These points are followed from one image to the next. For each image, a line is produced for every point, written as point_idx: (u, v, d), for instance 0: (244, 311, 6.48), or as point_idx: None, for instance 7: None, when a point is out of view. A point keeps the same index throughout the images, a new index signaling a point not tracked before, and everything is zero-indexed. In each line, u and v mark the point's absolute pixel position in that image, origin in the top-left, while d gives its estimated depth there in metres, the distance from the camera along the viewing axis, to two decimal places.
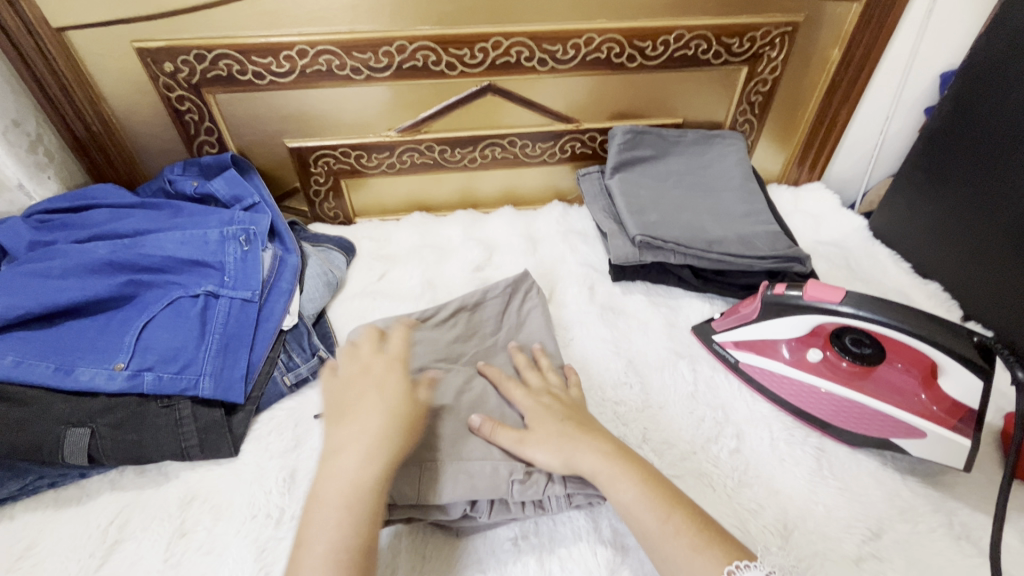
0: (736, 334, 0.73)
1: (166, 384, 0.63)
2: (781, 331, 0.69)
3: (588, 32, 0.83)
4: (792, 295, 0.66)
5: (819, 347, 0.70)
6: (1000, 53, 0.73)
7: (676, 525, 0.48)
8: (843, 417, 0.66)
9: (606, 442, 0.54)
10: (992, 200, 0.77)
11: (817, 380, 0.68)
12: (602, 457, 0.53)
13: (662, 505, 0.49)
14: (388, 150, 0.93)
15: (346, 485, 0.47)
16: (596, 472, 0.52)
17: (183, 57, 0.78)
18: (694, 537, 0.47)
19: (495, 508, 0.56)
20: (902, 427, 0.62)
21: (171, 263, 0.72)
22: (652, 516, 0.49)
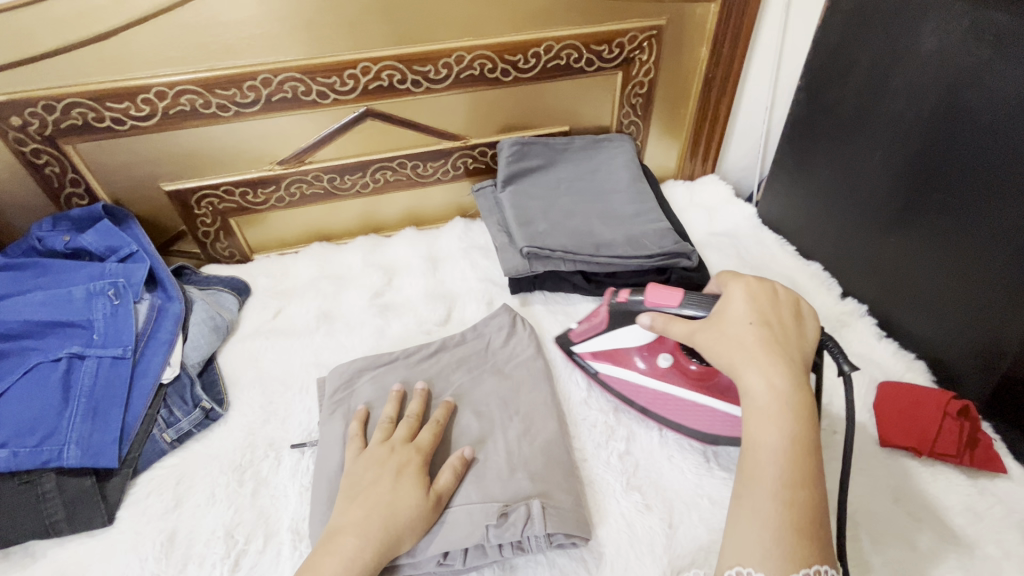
0: (594, 344, 0.71)
1: (24, 460, 0.60)
2: (631, 338, 0.68)
3: (456, 51, 0.83)
4: (635, 300, 0.65)
5: (669, 351, 0.67)
6: (835, 43, 0.77)
7: (798, 497, 0.43)
8: (695, 419, 0.65)
9: (779, 375, 0.48)
10: (851, 179, 0.80)
11: (672, 387, 0.67)
12: (779, 389, 0.48)
13: (801, 467, 0.44)
14: (274, 184, 0.91)
15: (340, 564, 0.48)
16: (765, 395, 0.47)
17: (30, 109, 0.75)
18: (804, 516, 0.42)
19: (470, 554, 0.55)
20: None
21: (30, 328, 0.68)
22: (787, 463, 0.44)
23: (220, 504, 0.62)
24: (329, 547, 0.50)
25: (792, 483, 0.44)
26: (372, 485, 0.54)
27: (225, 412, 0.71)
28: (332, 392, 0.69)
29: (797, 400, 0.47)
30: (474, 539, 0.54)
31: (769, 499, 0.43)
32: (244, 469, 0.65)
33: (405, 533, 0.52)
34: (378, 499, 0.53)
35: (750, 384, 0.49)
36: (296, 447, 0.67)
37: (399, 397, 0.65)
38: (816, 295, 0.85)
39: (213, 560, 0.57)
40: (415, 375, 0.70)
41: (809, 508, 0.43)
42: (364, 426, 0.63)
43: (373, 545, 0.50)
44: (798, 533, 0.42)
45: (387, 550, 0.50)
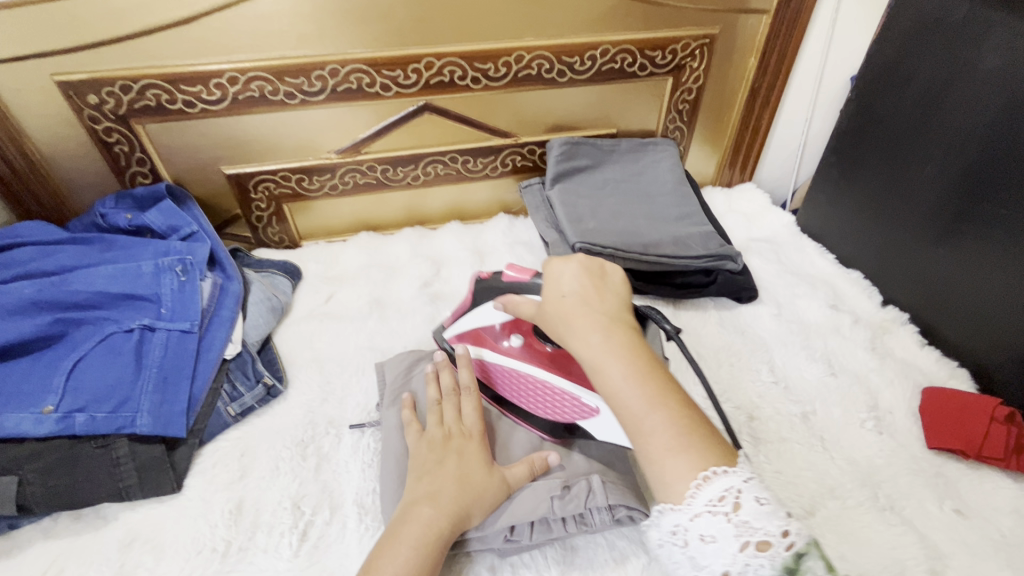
0: (460, 328, 0.68)
1: (101, 424, 0.62)
2: (491, 316, 0.65)
3: (517, 50, 0.86)
4: (495, 278, 0.65)
5: (521, 333, 0.64)
6: (892, 56, 0.79)
7: (660, 421, 0.45)
8: (534, 402, 0.64)
9: (595, 330, 0.50)
10: (899, 188, 0.83)
11: (518, 366, 0.64)
12: (601, 341, 0.49)
13: (653, 393, 0.47)
14: (329, 172, 0.93)
15: (417, 531, 0.50)
16: (594, 354, 0.49)
17: (108, 89, 0.77)
18: (672, 436, 0.45)
19: (535, 529, 0.57)
20: (582, 408, 0.60)
21: (103, 299, 0.70)
22: (637, 397, 0.46)
23: (285, 477, 0.63)
24: (406, 516, 0.51)
25: (655, 408, 0.46)
26: (439, 466, 0.56)
27: (285, 389, 0.73)
28: (393, 377, 0.70)
29: (616, 345, 0.49)
30: (541, 512, 0.55)
31: (641, 434, 0.46)
32: (306, 445, 0.67)
33: (473, 508, 0.53)
34: (448, 477, 0.54)
35: (578, 346, 0.50)
36: (356, 426, 0.69)
37: (435, 377, 0.65)
38: (856, 302, 0.87)
39: (281, 529, 0.59)
40: None
41: (675, 424, 0.45)
42: (415, 413, 0.63)
43: (447, 513, 0.52)
44: (681, 447, 0.44)
45: (458, 522, 0.52)
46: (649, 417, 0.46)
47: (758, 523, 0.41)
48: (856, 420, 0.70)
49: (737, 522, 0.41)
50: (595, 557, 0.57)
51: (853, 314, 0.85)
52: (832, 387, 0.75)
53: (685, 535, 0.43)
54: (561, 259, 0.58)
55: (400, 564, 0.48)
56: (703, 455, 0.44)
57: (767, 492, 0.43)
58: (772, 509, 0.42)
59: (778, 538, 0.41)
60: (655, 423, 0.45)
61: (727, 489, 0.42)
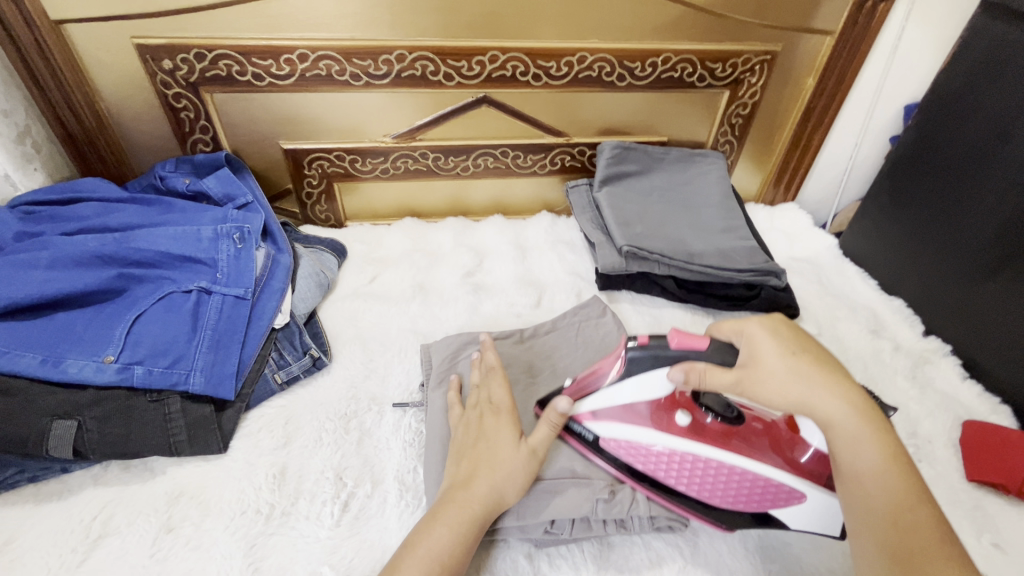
0: (593, 405, 0.59)
1: (156, 379, 0.63)
2: (657, 392, 0.56)
3: (581, 51, 0.87)
4: (654, 347, 0.55)
5: (685, 410, 0.57)
6: (958, 87, 0.80)
7: (921, 517, 0.43)
8: (706, 487, 0.56)
9: (851, 396, 0.49)
10: (952, 221, 0.82)
11: (688, 449, 0.56)
12: (855, 413, 0.48)
13: (912, 486, 0.45)
14: (383, 155, 0.95)
15: (458, 512, 0.51)
16: (850, 426, 0.48)
17: (183, 55, 0.79)
18: (943, 543, 0.42)
19: (576, 525, 0.57)
20: (782, 494, 0.55)
21: (163, 259, 0.72)
22: (896, 492, 0.45)
23: (328, 448, 0.64)
24: (446, 499, 0.52)
25: (909, 508, 0.44)
26: (472, 446, 0.56)
27: (330, 362, 0.74)
28: (439, 361, 0.71)
29: (870, 424, 0.48)
30: (584, 511, 0.55)
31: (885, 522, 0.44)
32: (349, 418, 0.68)
33: (505, 488, 0.53)
34: (478, 458, 0.55)
35: (829, 416, 0.49)
36: (398, 405, 0.69)
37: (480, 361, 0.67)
38: (897, 331, 0.87)
39: (324, 497, 0.60)
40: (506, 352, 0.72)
41: (941, 525, 0.43)
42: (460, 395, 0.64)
43: (479, 499, 0.52)
44: (951, 557, 0.41)
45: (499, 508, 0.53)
46: (913, 511, 0.43)
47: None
48: None
49: None
50: (631, 556, 0.57)
51: (893, 341, 0.84)
52: None
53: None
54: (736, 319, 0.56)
55: (437, 544, 0.49)
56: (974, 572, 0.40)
57: None
58: None
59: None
60: (910, 524, 0.43)
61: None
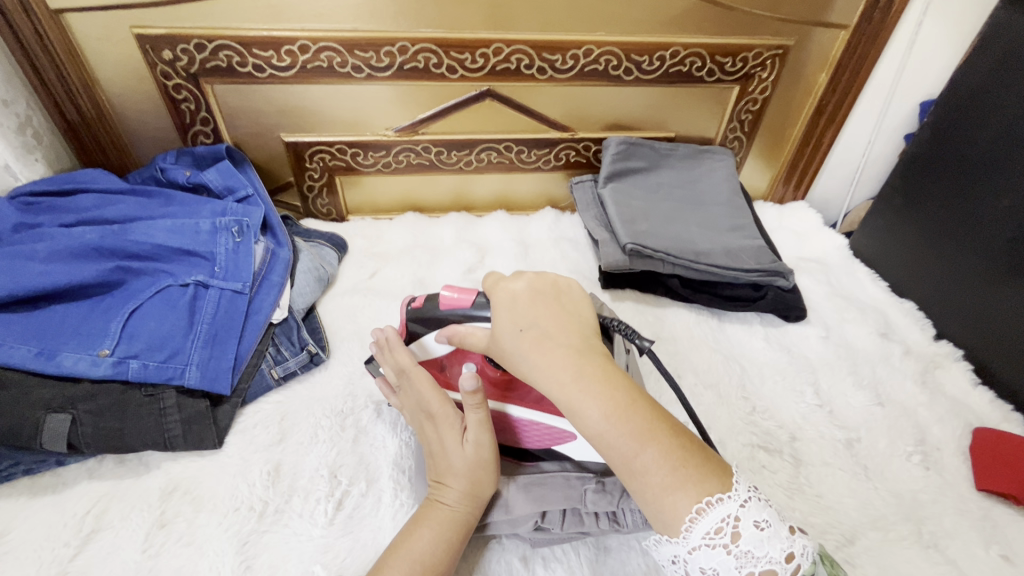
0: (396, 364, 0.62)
1: (152, 373, 0.62)
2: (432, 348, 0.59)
3: (587, 44, 0.85)
4: (428, 308, 0.57)
5: (472, 362, 0.59)
6: (978, 83, 0.77)
7: (648, 453, 0.43)
8: (508, 431, 0.60)
9: (559, 356, 0.46)
10: (968, 222, 0.80)
11: None
12: (562, 377, 0.45)
13: (645, 422, 0.44)
14: (384, 149, 0.93)
15: (445, 516, 0.51)
16: (563, 392, 0.45)
17: (183, 46, 0.78)
18: (669, 473, 0.43)
19: (567, 519, 0.56)
20: (560, 432, 0.57)
21: (161, 252, 0.71)
22: (625, 438, 0.43)
23: (322, 445, 0.64)
24: (434, 500, 0.52)
25: (644, 442, 0.43)
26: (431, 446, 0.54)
27: (327, 358, 0.74)
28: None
29: (589, 380, 0.44)
30: (572, 502, 0.55)
31: (627, 467, 0.43)
32: (345, 416, 0.67)
33: (479, 487, 0.52)
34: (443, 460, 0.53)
35: (543, 385, 0.46)
36: (395, 403, 0.69)
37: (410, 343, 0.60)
38: (907, 334, 0.85)
39: (317, 495, 0.59)
40: None
41: (668, 459, 0.43)
42: None
43: (468, 503, 0.52)
44: (682, 478, 0.43)
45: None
46: (638, 451, 0.43)
47: (761, 554, 0.41)
48: (901, 452, 0.69)
49: (738, 552, 0.41)
50: (628, 561, 0.56)
51: (903, 345, 0.82)
52: (879, 416, 0.73)
53: (685, 563, 0.43)
54: (512, 278, 0.54)
55: (422, 548, 0.48)
56: (700, 479, 0.43)
57: (767, 513, 0.43)
58: (774, 531, 0.42)
59: (780, 562, 0.41)
60: (646, 464, 0.43)
61: (723, 520, 0.42)
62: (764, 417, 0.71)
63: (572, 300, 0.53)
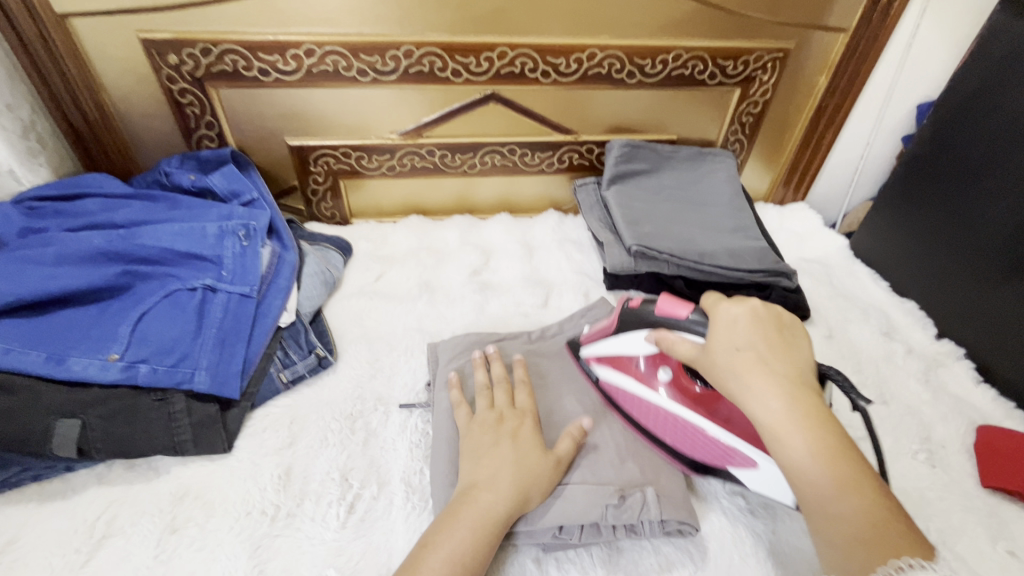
0: (598, 348, 0.66)
1: (161, 377, 0.62)
2: (637, 347, 0.61)
3: (591, 47, 0.86)
4: (644, 309, 0.61)
5: (671, 367, 0.61)
6: (977, 84, 0.78)
7: (844, 500, 0.42)
8: (684, 441, 0.60)
9: (771, 390, 0.47)
10: (968, 221, 0.81)
11: (664, 403, 0.61)
12: (783, 407, 0.46)
13: (851, 470, 0.43)
14: (389, 152, 0.94)
15: (476, 514, 0.51)
16: (773, 421, 0.46)
17: (189, 50, 0.78)
18: (865, 529, 0.40)
19: (584, 530, 0.56)
20: (735, 456, 0.57)
21: (168, 256, 0.71)
22: (827, 480, 0.43)
23: (332, 448, 0.64)
24: (465, 497, 0.52)
25: (841, 488, 0.42)
26: (493, 447, 0.56)
27: (335, 361, 0.74)
28: (448, 360, 0.70)
29: (801, 412, 0.46)
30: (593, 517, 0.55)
31: (817, 505, 0.43)
32: (355, 419, 0.67)
33: (530, 493, 0.54)
34: (503, 461, 0.55)
35: (754, 406, 0.47)
36: (405, 406, 0.69)
37: (484, 363, 0.67)
38: (909, 333, 0.86)
39: (329, 499, 0.59)
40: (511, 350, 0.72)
41: (870, 513, 0.41)
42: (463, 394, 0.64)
43: (506, 498, 0.52)
44: (874, 537, 0.40)
45: (517, 506, 0.53)
46: (838, 499, 0.42)
47: None
48: (906, 450, 0.69)
49: None
50: (640, 560, 0.56)
51: (905, 344, 0.83)
52: (882, 415, 0.73)
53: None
54: (733, 300, 0.55)
55: (457, 542, 0.49)
56: (904, 547, 0.39)
57: None
58: None
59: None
60: (843, 509, 0.42)
61: None
62: None
63: (795, 335, 0.53)
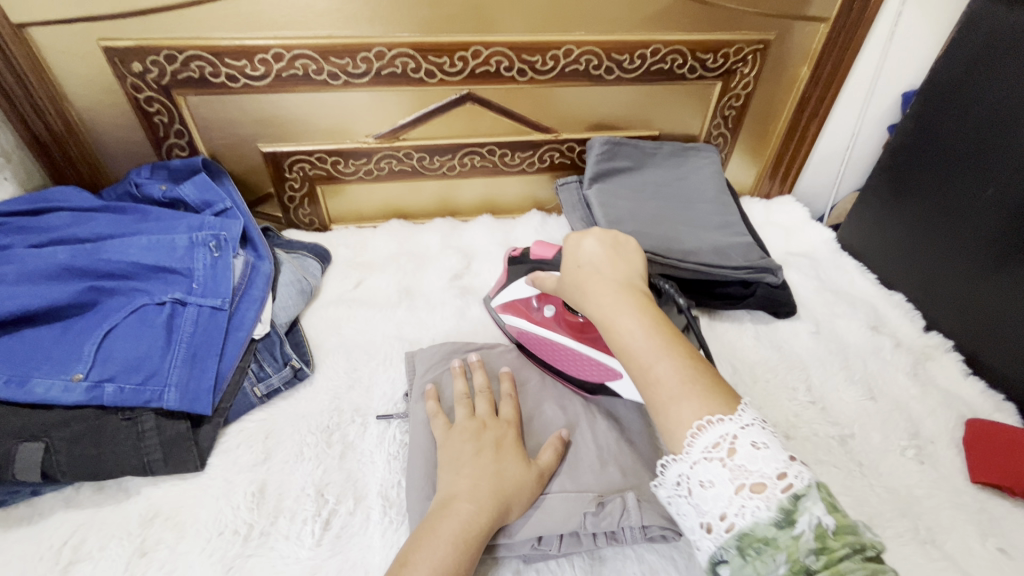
0: (503, 297, 0.76)
1: (129, 396, 0.61)
2: (523, 289, 0.73)
3: (567, 44, 0.84)
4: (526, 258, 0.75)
5: (555, 304, 0.71)
6: (960, 71, 0.76)
7: (661, 366, 0.44)
8: (571, 365, 0.69)
9: (607, 287, 0.52)
10: (954, 211, 0.79)
11: (555, 336, 0.70)
12: (613, 295, 0.51)
13: (672, 340, 0.46)
14: (365, 156, 0.92)
15: (456, 526, 0.48)
16: (603, 306, 0.51)
17: (153, 58, 0.76)
18: (678, 384, 0.43)
19: (564, 540, 0.55)
20: (608, 370, 0.66)
21: (137, 270, 0.69)
22: (651, 347, 0.46)
23: (307, 462, 0.62)
24: (444, 510, 0.50)
25: (661, 356, 0.45)
26: (473, 456, 0.54)
27: (312, 372, 0.72)
28: (427, 369, 0.68)
29: (626, 300, 0.50)
30: (572, 526, 0.53)
31: (641, 374, 0.45)
32: (331, 431, 0.66)
33: (512, 501, 0.52)
34: (483, 471, 0.53)
35: (590, 302, 0.52)
36: (382, 417, 0.67)
37: (464, 373, 0.65)
38: (898, 326, 0.84)
39: (304, 515, 0.58)
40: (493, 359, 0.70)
41: (681, 373, 0.44)
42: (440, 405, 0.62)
43: (486, 509, 0.50)
44: (692, 391, 0.43)
45: (498, 517, 0.51)
46: (656, 364, 0.45)
47: (757, 470, 0.38)
48: (896, 447, 0.68)
49: (733, 467, 0.39)
50: (623, 570, 0.55)
51: (894, 337, 0.82)
52: (871, 412, 0.72)
53: (688, 484, 0.41)
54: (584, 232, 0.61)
55: (437, 560, 0.46)
56: (707, 402, 0.42)
57: (769, 439, 0.40)
58: (772, 454, 0.39)
59: (773, 480, 0.38)
60: (664, 371, 0.44)
61: (722, 437, 0.40)
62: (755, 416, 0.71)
63: (632, 254, 0.58)
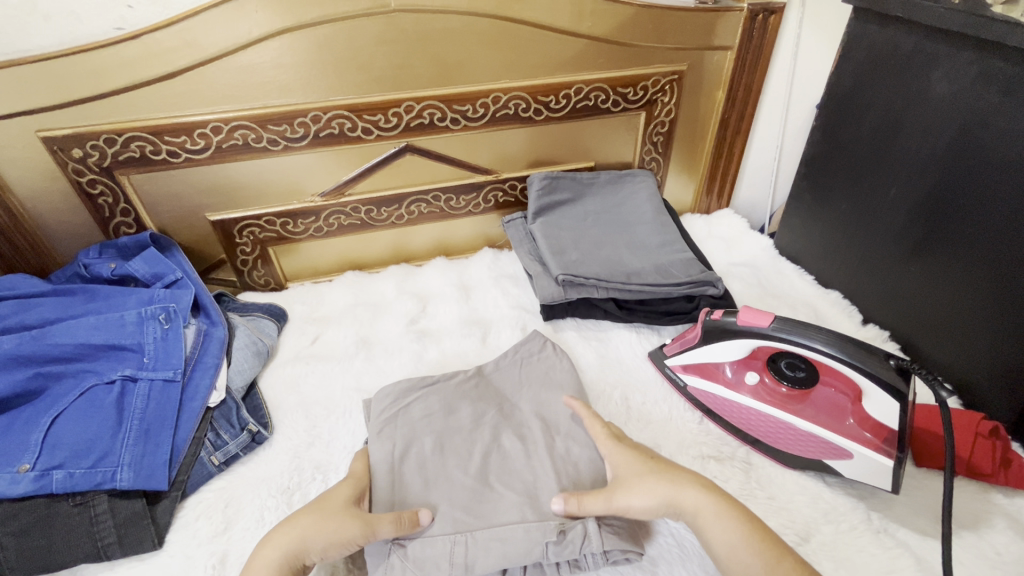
0: (684, 358, 0.77)
1: (79, 481, 0.60)
2: (720, 355, 0.73)
3: (494, 92, 0.89)
4: (728, 321, 0.71)
5: (757, 370, 0.74)
6: (851, 84, 0.83)
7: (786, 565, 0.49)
8: (780, 438, 0.69)
9: (704, 485, 0.55)
10: (869, 211, 0.85)
11: (757, 402, 0.72)
12: (707, 494, 0.54)
13: (772, 544, 0.51)
14: (314, 215, 0.94)
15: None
16: (698, 510, 0.54)
17: (92, 142, 0.78)
18: None
19: (528, 571, 0.57)
20: (833, 449, 0.65)
21: (85, 351, 0.69)
22: (762, 553, 0.50)
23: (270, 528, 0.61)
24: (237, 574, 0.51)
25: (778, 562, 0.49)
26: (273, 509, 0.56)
27: (270, 435, 0.72)
28: (380, 412, 0.69)
29: (723, 502, 0.54)
30: (533, 558, 0.54)
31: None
32: (292, 492, 0.65)
33: (310, 538, 0.52)
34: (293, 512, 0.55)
35: (682, 498, 0.54)
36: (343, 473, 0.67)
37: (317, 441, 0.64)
38: (838, 322, 0.88)
39: None
40: (450, 392, 0.72)
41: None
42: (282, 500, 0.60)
43: None
44: None
45: (293, 551, 0.51)
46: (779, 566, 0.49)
47: None
48: None
49: None
50: None
51: None
52: None
53: None
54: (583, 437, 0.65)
55: None
56: None
57: None
58: None
59: None
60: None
61: None
62: (703, 430, 0.73)
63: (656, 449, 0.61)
